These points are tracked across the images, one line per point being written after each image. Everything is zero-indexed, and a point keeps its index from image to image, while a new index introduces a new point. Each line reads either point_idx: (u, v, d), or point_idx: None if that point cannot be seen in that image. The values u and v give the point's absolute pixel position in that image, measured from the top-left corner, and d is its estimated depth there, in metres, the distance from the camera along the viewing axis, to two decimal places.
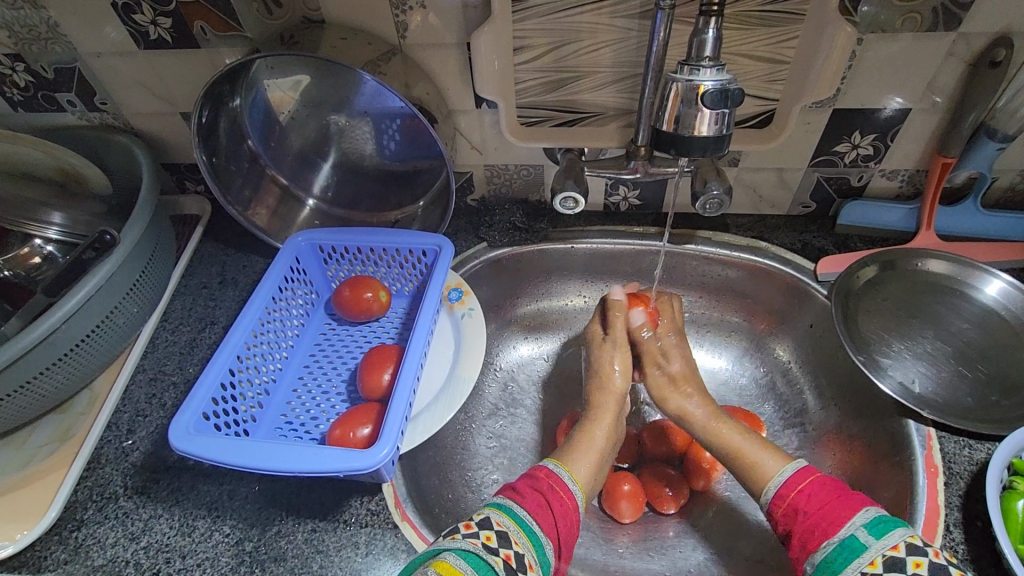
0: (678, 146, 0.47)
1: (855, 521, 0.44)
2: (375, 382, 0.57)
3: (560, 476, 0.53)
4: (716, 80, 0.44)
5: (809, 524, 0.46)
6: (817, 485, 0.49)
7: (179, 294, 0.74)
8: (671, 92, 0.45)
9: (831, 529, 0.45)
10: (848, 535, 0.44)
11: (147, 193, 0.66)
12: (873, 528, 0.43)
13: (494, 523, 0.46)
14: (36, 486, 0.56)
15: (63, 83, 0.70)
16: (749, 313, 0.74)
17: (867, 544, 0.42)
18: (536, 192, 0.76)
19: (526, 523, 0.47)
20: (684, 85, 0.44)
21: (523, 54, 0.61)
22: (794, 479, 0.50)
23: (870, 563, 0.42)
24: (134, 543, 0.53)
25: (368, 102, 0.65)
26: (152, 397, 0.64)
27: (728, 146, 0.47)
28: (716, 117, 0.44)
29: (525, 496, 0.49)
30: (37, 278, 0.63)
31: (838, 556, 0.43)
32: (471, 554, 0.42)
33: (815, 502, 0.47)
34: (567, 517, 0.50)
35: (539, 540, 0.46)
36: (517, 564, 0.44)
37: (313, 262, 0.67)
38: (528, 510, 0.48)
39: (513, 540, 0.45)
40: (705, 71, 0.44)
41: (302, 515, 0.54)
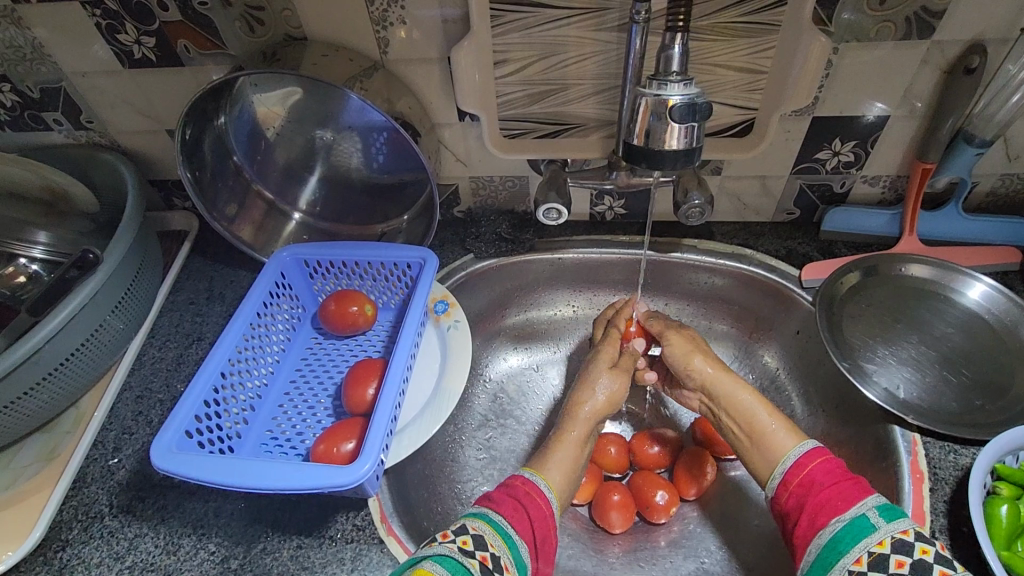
0: (652, 159, 0.46)
1: (868, 501, 0.45)
2: (359, 397, 0.57)
3: (536, 482, 0.53)
4: (684, 95, 0.44)
5: (824, 496, 0.47)
6: (832, 464, 0.50)
7: (167, 309, 0.74)
8: (640, 105, 0.45)
9: (844, 506, 0.46)
10: (859, 514, 0.45)
11: (132, 210, 0.66)
12: (884, 512, 0.44)
13: (470, 528, 0.46)
14: (23, 506, 0.57)
15: (48, 103, 0.70)
16: (736, 321, 0.74)
17: (877, 526, 0.43)
18: (521, 203, 0.76)
19: (501, 527, 0.47)
20: (653, 100, 0.44)
21: (503, 68, 0.61)
22: (812, 454, 0.51)
23: (877, 543, 0.42)
24: (119, 563, 0.53)
25: (353, 117, 0.66)
26: (139, 415, 0.64)
27: (699, 159, 0.47)
28: (685, 130, 0.44)
29: (500, 502, 0.49)
30: (20, 297, 0.62)
31: (848, 531, 0.44)
32: (449, 558, 0.43)
33: (826, 480, 0.49)
34: (544, 521, 0.50)
35: (515, 542, 0.46)
36: (493, 565, 0.44)
37: (298, 277, 0.67)
38: (504, 515, 0.48)
39: (489, 542, 0.45)
40: (673, 86, 0.44)
41: (288, 532, 0.54)
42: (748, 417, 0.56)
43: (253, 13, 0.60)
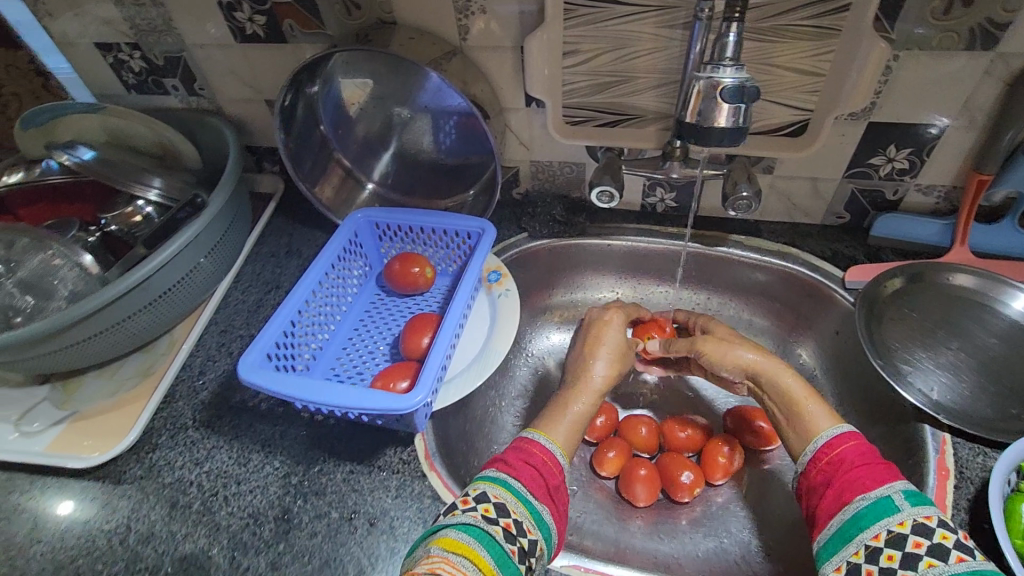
0: (700, 137, 0.50)
1: (894, 483, 0.45)
2: (415, 344, 0.63)
3: (552, 452, 0.55)
4: (735, 78, 0.47)
5: (849, 478, 0.47)
6: (862, 447, 0.50)
7: (251, 260, 0.82)
8: (695, 88, 0.48)
9: (869, 486, 0.46)
10: (884, 496, 0.45)
11: (232, 167, 0.75)
12: (910, 497, 0.44)
13: (493, 497, 0.49)
14: (124, 411, 0.66)
15: (169, 70, 0.81)
16: (775, 317, 0.76)
17: (900, 508, 0.43)
18: (577, 189, 0.81)
19: (522, 496, 0.49)
20: (706, 83, 0.47)
21: (571, 58, 0.65)
22: (842, 438, 0.51)
23: (897, 522, 0.43)
24: (198, 467, 0.61)
25: (430, 99, 0.73)
26: (222, 346, 0.72)
27: (745, 139, 0.50)
28: (733, 111, 0.47)
29: (519, 470, 0.52)
30: (135, 234, 0.71)
31: (869, 509, 0.44)
32: (474, 528, 0.46)
33: (858, 462, 0.48)
34: (561, 489, 0.53)
35: (536, 508, 0.49)
36: (516, 531, 0.47)
37: (369, 238, 0.74)
38: (523, 483, 0.51)
39: (511, 510, 0.48)
40: (725, 70, 0.48)
41: (342, 458, 0.60)
42: (789, 398, 0.57)
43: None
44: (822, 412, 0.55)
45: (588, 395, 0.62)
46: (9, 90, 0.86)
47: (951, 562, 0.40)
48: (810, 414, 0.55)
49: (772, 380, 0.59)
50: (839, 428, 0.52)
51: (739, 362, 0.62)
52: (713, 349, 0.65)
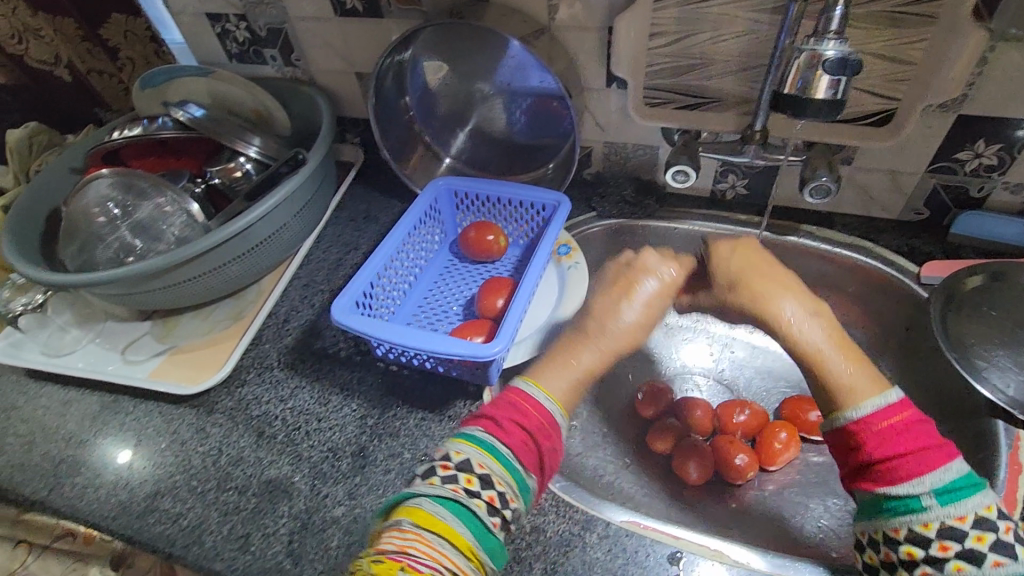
0: (796, 108, 0.51)
1: (926, 480, 0.41)
2: (489, 305, 0.66)
3: (550, 410, 0.50)
4: (838, 51, 0.48)
5: (872, 463, 0.44)
6: (903, 423, 0.44)
7: (333, 222, 0.87)
8: (796, 60, 0.50)
9: (893, 479, 0.42)
10: (942, 484, 0.41)
11: (325, 132, 0.80)
12: (965, 485, 0.41)
13: (477, 467, 0.44)
14: (217, 348, 0.72)
15: (270, 41, 0.86)
16: (843, 311, 0.76)
17: (961, 500, 0.40)
18: (648, 171, 0.82)
19: (509, 462, 0.45)
20: (808, 54, 0.49)
21: (657, 39, 0.67)
22: (894, 407, 0.45)
23: (923, 524, 0.40)
24: (283, 403, 0.66)
25: (513, 75, 0.76)
26: (304, 298, 0.77)
27: (841, 114, 0.51)
28: (832, 83, 0.49)
29: (509, 432, 0.47)
30: (234, 189, 0.77)
31: (892, 506, 0.42)
32: (455, 504, 0.43)
33: (911, 438, 0.43)
34: (551, 449, 0.48)
35: (521, 474, 0.45)
36: (500, 502, 0.44)
37: (447, 205, 0.78)
38: (510, 447, 0.46)
39: (496, 481, 0.44)
40: (829, 42, 0.49)
41: (415, 405, 0.64)
42: (811, 352, 0.51)
43: None
44: (852, 366, 0.49)
45: (593, 345, 0.58)
46: (125, 54, 0.94)
47: (984, 568, 0.38)
48: (847, 378, 0.48)
49: (805, 333, 0.52)
50: (881, 401, 0.45)
51: (765, 319, 0.55)
52: (750, 300, 0.56)
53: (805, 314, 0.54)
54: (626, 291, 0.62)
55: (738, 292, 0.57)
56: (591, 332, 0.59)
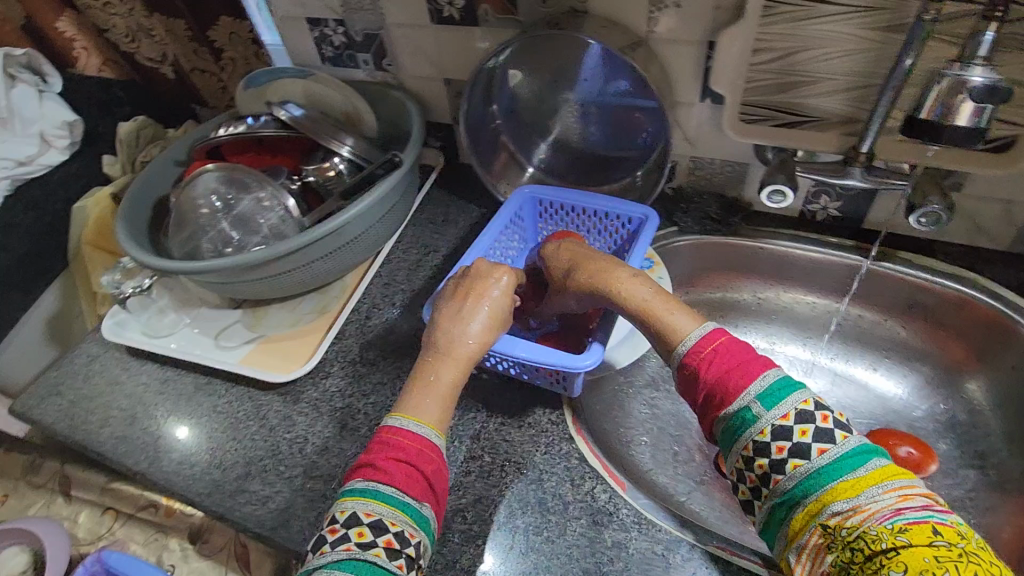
0: (931, 135, 0.49)
1: (752, 389, 0.43)
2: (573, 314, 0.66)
3: (405, 428, 0.47)
4: (986, 77, 0.46)
5: (709, 390, 0.45)
6: (725, 345, 0.46)
7: (412, 224, 0.90)
8: (937, 84, 0.48)
9: (729, 401, 0.43)
10: (760, 393, 0.42)
11: (416, 136, 0.82)
12: (772, 393, 0.42)
13: (363, 517, 0.42)
14: (304, 341, 0.75)
15: (365, 45, 0.89)
16: (939, 345, 0.72)
17: (772, 405, 0.42)
18: (735, 188, 0.80)
19: (393, 498, 0.43)
20: (954, 79, 0.47)
21: (761, 55, 0.66)
22: (711, 336, 0.47)
23: (760, 432, 0.41)
24: (366, 398, 0.68)
25: (602, 89, 0.76)
26: (386, 296, 0.79)
27: (980, 143, 0.49)
28: (977, 110, 0.47)
29: (384, 470, 0.45)
30: (329, 189, 0.80)
31: (734, 426, 0.43)
32: (348, 563, 0.40)
33: (734, 359, 0.45)
34: (428, 461, 0.46)
35: (411, 506, 0.43)
36: (398, 544, 0.42)
37: (530, 214, 0.78)
38: (395, 486, 0.44)
39: (389, 522, 0.42)
40: (977, 68, 0.47)
41: (494, 410, 0.64)
42: (643, 311, 0.52)
43: None
44: (682, 313, 0.51)
45: (454, 364, 0.53)
46: (228, 55, 0.99)
47: (813, 460, 0.40)
48: (668, 316, 0.51)
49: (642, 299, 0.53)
50: (703, 329, 0.47)
51: (601, 289, 0.56)
52: (584, 274, 0.59)
53: (631, 276, 0.56)
54: (500, 283, 0.57)
55: (581, 277, 0.59)
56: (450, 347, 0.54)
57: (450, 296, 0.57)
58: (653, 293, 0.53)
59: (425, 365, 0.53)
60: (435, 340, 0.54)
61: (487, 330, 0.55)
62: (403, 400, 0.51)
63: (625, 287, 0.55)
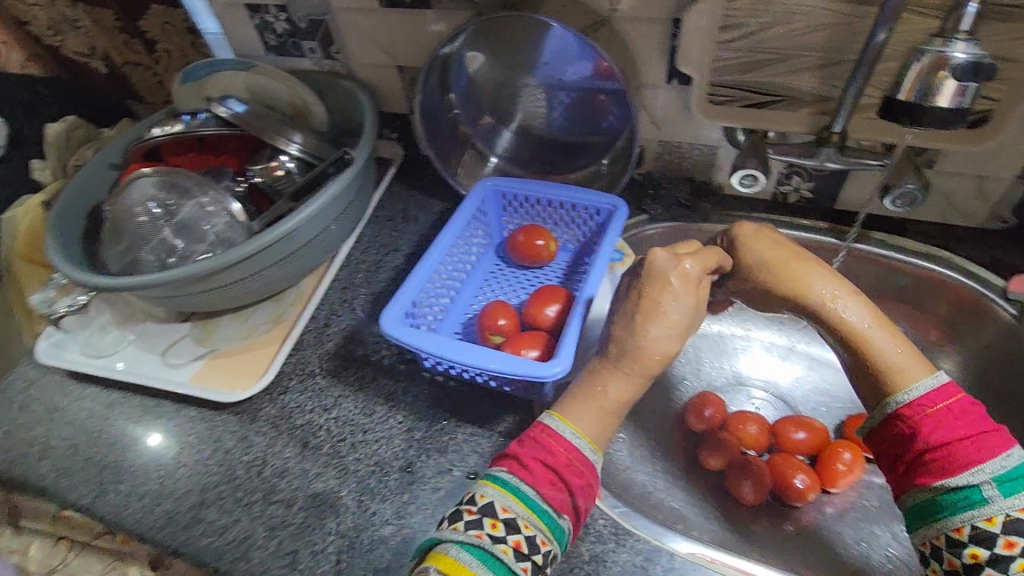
0: (911, 116, 0.47)
1: (987, 467, 0.39)
2: (540, 314, 0.63)
3: (556, 430, 0.46)
4: (969, 54, 0.44)
5: (925, 452, 0.41)
6: (958, 407, 0.42)
7: (371, 222, 0.85)
8: (917, 61, 0.45)
9: (951, 470, 0.40)
10: (971, 484, 0.39)
11: (369, 130, 0.77)
12: (1006, 486, 0.39)
13: (499, 511, 0.42)
14: (258, 354, 0.70)
15: (311, 32, 0.83)
16: (914, 326, 0.71)
17: (992, 499, 0.39)
18: (704, 172, 0.77)
19: (532, 502, 0.42)
20: (936, 56, 0.44)
21: (729, 33, 0.62)
22: (934, 395, 0.43)
23: (986, 519, 0.39)
24: (327, 413, 0.64)
25: (565, 70, 0.71)
26: (345, 302, 0.75)
27: (964, 123, 0.47)
28: (960, 90, 0.44)
29: (527, 467, 0.44)
30: (278, 189, 0.74)
31: (951, 501, 0.40)
32: (476, 548, 0.40)
33: (959, 425, 0.41)
34: (580, 480, 0.44)
35: (550, 515, 0.42)
36: (526, 549, 0.41)
37: (493, 208, 0.74)
38: (536, 488, 0.43)
39: (522, 524, 0.41)
40: (958, 44, 0.44)
41: (463, 419, 0.61)
42: (850, 336, 0.47)
43: None
44: (900, 347, 0.46)
45: (634, 379, 0.49)
46: (162, 46, 0.92)
47: (996, 551, 0.38)
48: (899, 364, 0.45)
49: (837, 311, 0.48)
50: (930, 384, 0.43)
51: (805, 303, 0.49)
52: (780, 282, 0.50)
53: (844, 291, 0.48)
54: (682, 277, 0.48)
55: (773, 282, 0.50)
56: (631, 359, 0.48)
57: (623, 288, 0.51)
58: (866, 314, 0.47)
59: (582, 382, 0.50)
60: (622, 342, 0.48)
61: (676, 338, 0.48)
62: (560, 404, 0.49)
63: (829, 309, 0.48)
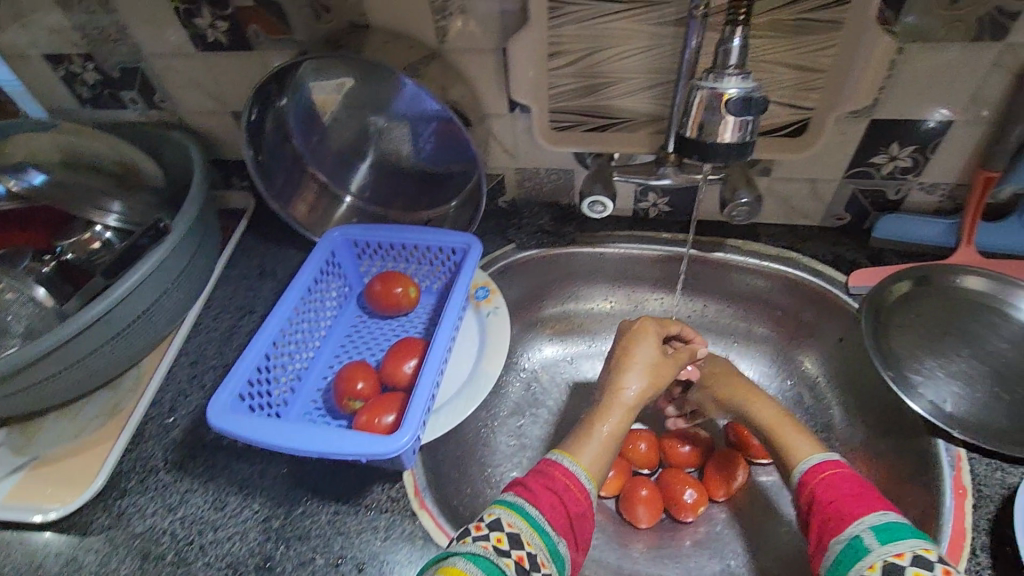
0: (702, 152, 0.47)
1: (866, 520, 0.43)
2: (398, 372, 0.59)
3: (565, 465, 0.52)
4: (741, 88, 0.44)
5: (824, 519, 0.46)
6: (839, 475, 0.49)
7: (222, 283, 0.78)
8: (697, 97, 0.45)
9: (842, 526, 0.44)
10: (854, 535, 0.43)
11: (197, 185, 0.70)
12: (881, 533, 0.42)
13: (505, 526, 0.45)
14: (88, 455, 0.61)
15: (127, 82, 0.75)
16: (776, 325, 0.74)
17: (871, 547, 0.41)
18: (565, 196, 0.77)
19: (538, 524, 0.46)
20: (709, 92, 0.44)
21: (557, 60, 0.62)
22: (823, 465, 0.51)
23: (869, 566, 0.41)
24: (171, 514, 0.57)
25: (406, 105, 0.68)
26: (193, 379, 0.68)
27: (751, 154, 0.48)
28: (739, 124, 0.45)
29: (536, 494, 0.49)
30: (95, 261, 0.66)
31: (842, 557, 0.43)
32: (481, 557, 0.42)
33: (848, 491, 0.47)
34: (581, 513, 0.50)
35: (552, 538, 0.46)
36: (528, 564, 0.44)
37: (347, 257, 0.70)
38: (541, 509, 0.47)
39: (526, 541, 0.45)
40: (730, 79, 0.44)
41: (326, 498, 0.56)
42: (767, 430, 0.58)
43: (320, 1, 0.63)
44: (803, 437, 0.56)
45: (620, 420, 0.58)
46: None
47: None
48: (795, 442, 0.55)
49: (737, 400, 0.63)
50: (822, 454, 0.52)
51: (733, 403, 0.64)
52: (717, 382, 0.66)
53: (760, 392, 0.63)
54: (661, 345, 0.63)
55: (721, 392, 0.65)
56: (612, 399, 0.60)
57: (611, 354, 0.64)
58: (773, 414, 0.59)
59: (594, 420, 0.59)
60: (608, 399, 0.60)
61: (647, 390, 0.61)
62: (567, 444, 0.56)
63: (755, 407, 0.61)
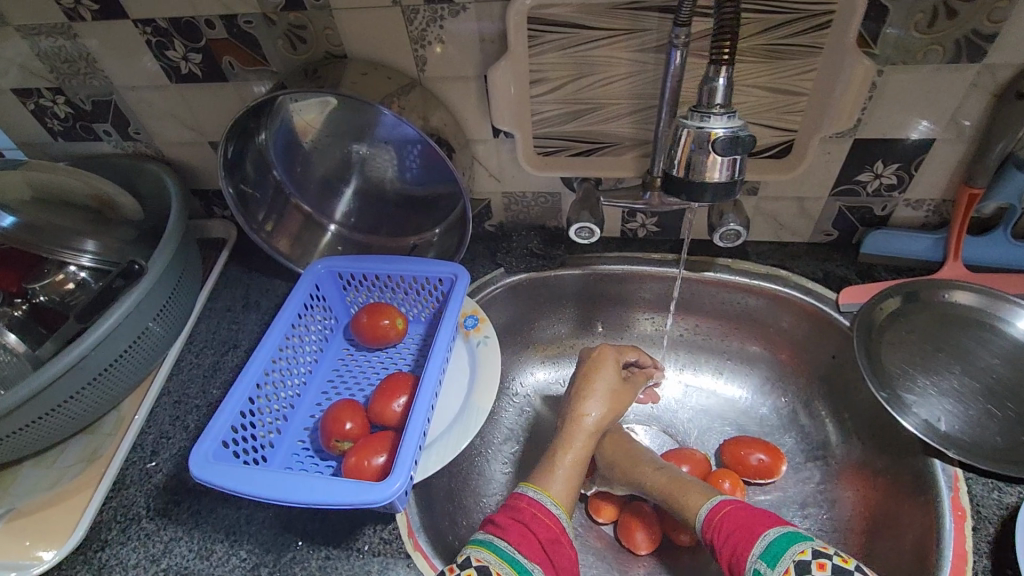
0: (690, 190, 0.47)
1: (755, 551, 0.46)
2: (386, 410, 0.58)
3: (541, 501, 0.52)
4: (727, 127, 0.44)
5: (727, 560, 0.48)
6: (727, 510, 0.52)
7: (205, 316, 0.76)
8: (682, 136, 0.45)
9: (740, 562, 0.46)
10: (754, 569, 0.45)
11: (175, 220, 0.68)
12: (767, 557, 0.45)
13: (474, 561, 0.45)
14: (67, 505, 0.59)
15: (99, 114, 0.73)
16: (768, 343, 0.73)
17: (767, 575, 0.44)
18: (553, 219, 0.76)
19: (507, 554, 0.46)
20: (695, 131, 0.44)
21: (540, 87, 0.61)
22: (719, 505, 0.53)
23: None
24: (155, 565, 0.54)
25: (388, 131, 0.68)
26: (176, 420, 0.66)
27: (739, 190, 0.48)
28: (728, 162, 0.45)
29: (505, 528, 0.49)
30: (70, 303, 0.65)
31: None
32: None
33: (735, 524, 0.49)
34: (556, 541, 0.49)
35: (524, 565, 0.45)
36: None
37: (332, 289, 0.68)
38: (510, 542, 0.47)
39: (494, 571, 0.44)
40: (715, 118, 0.44)
41: (317, 542, 0.55)
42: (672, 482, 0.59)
43: (295, 32, 0.61)
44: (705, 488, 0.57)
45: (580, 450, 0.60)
46: None
47: None
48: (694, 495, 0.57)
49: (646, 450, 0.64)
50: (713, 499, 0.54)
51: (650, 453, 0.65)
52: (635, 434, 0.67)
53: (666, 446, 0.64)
54: (615, 370, 0.65)
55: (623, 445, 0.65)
56: (572, 428, 0.61)
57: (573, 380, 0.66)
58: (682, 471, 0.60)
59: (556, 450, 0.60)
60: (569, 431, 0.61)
61: (606, 417, 0.63)
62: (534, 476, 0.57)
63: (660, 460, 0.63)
